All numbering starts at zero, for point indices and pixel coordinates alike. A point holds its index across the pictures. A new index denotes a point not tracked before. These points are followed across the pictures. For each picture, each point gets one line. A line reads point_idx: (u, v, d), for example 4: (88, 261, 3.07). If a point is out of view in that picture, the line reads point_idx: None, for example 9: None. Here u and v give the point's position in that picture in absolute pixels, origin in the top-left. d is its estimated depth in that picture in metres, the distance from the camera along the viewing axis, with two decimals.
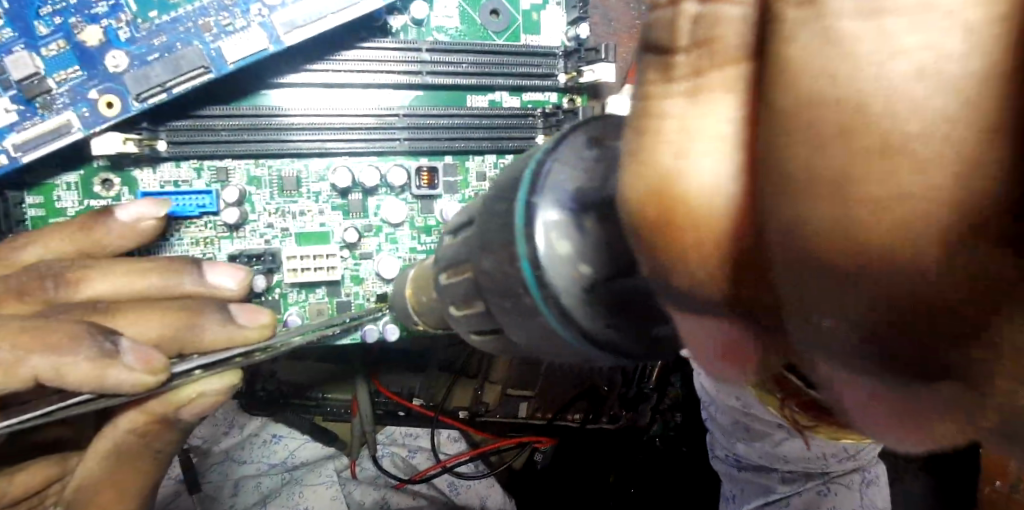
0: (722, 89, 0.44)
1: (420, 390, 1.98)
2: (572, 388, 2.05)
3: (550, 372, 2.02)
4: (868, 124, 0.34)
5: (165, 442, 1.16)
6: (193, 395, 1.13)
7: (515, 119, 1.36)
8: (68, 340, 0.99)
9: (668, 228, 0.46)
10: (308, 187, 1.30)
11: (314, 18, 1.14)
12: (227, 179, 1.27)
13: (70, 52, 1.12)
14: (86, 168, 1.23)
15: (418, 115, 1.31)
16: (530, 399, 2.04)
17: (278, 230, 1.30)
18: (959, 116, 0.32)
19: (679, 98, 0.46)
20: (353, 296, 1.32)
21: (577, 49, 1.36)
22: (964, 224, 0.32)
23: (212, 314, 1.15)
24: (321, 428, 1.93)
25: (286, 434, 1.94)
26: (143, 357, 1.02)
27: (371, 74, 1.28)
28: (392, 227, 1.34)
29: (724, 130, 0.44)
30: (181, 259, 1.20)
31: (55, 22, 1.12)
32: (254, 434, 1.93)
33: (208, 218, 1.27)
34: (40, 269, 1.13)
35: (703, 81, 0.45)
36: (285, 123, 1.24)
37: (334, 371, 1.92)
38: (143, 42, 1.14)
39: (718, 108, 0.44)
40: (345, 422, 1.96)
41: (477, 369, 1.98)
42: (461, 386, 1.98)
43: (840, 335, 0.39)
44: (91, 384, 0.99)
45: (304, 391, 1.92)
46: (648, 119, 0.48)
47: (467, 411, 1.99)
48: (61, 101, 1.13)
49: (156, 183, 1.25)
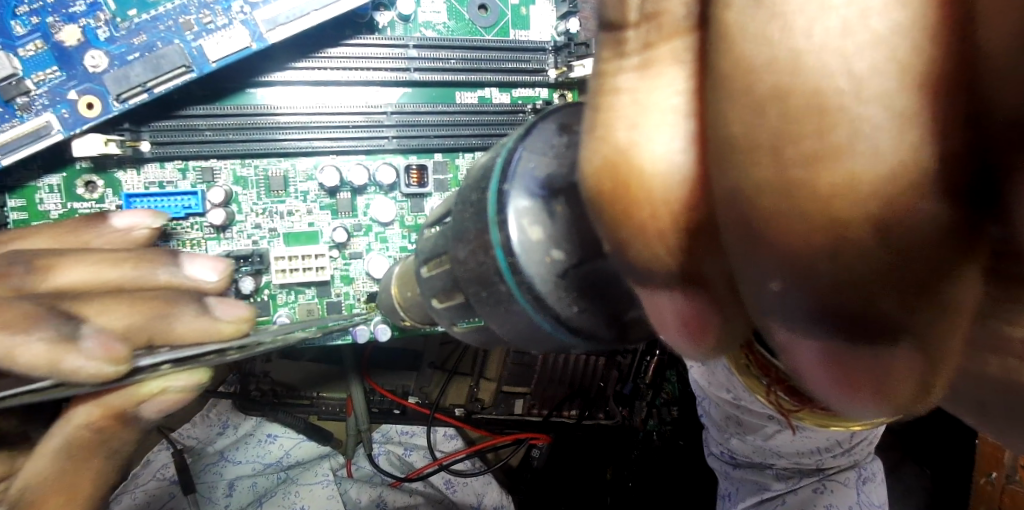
0: (671, 61, 0.43)
1: (415, 388, 1.97)
2: (565, 386, 2.05)
3: (545, 369, 2.00)
4: (809, 86, 0.33)
5: (123, 442, 1.07)
6: (156, 390, 1.05)
7: (503, 117, 1.34)
8: (26, 318, 0.92)
9: (623, 201, 0.45)
10: (296, 186, 1.28)
11: (296, 15, 1.12)
12: (212, 179, 1.25)
13: (49, 52, 1.10)
14: (68, 171, 1.21)
15: (406, 113, 1.29)
16: (525, 397, 2.02)
17: (266, 231, 1.29)
18: (896, 74, 0.32)
19: (631, 73, 0.44)
20: (343, 296, 1.31)
21: (567, 43, 1.33)
22: (906, 175, 0.32)
23: (187, 305, 1.07)
24: (315, 427, 1.91)
25: (281, 433, 1.92)
26: (104, 343, 0.92)
27: (359, 72, 1.26)
28: (381, 227, 1.32)
29: (675, 102, 0.43)
30: (156, 251, 1.14)
31: (32, 22, 1.09)
32: (248, 433, 1.91)
33: (194, 219, 1.26)
34: (7, 258, 1.04)
35: (653, 54, 0.44)
36: (275, 123, 1.23)
37: (326, 371, 1.92)
38: (122, 41, 1.12)
39: (668, 80, 0.43)
40: (339, 421, 1.96)
41: (472, 366, 1.96)
42: (456, 384, 1.96)
43: (789, 297, 0.38)
44: (42, 369, 0.90)
45: (297, 391, 1.92)
46: (602, 95, 0.46)
47: (463, 409, 1.97)
48: (40, 103, 1.11)
49: (140, 185, 1.23)
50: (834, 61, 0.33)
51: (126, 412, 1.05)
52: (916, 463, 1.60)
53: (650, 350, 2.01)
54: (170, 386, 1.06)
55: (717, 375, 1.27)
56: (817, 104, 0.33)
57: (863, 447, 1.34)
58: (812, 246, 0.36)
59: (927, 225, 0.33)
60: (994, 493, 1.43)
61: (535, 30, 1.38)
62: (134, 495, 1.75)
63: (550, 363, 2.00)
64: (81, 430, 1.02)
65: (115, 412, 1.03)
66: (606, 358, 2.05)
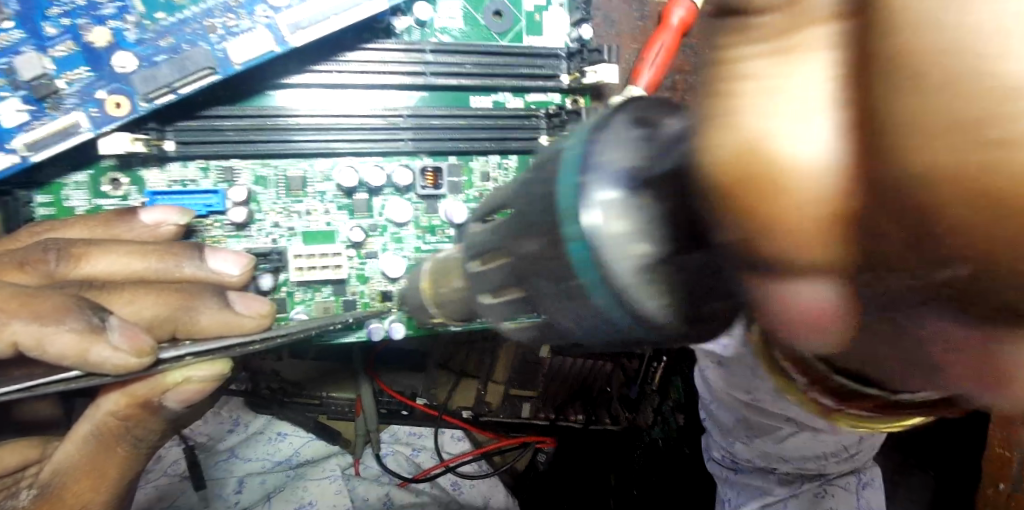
0: (816, 48, 0.30)
1: (423, 390, 2.02)
2: (568, 387, 2.08)
3: (551, 372, 2.07)
4: (881, 208, 0.27)
5: (146, 430, 1.11)
6: (180, 380, 1.07)
7: (517, 120, 1.37)
8: (55, 311, 0.99)
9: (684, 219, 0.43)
10: (314, 187, 1.31)
11: (321, 19, 1.10)
12: (233, 179, 1.27)
13: (78, 53, 1.06)
14: (94, 168, 1.22)
15: (424, 115, 1.32)
16: (532, 399, 2.07)
17: (285, 230, 1.31)
18: (951, 235, 0.26)
19: (753, 61, 0.33)
20: (358, 295, 1.34)
21: (580, 49, 1.38)
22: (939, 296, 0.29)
23: (209, 299, 1.13)
24: (321, 426, 1.94)
25: (290, 432, 1.96)
26: (128, 335, 0.99)
27: (378, 75, 1.29)
28: (397, 227, 1.35)
29: (815, 100, 0.29)
30: (181, 245, 1.19)
31: (63, 23, 1.06)
32: (258, 431, 1.95)
33: (215, 217, 1.28)
34: (43, 245, 1.13)
35: (791, 38, 0.31)
36: (294, 123, 1.26)
37: (331, 369, 1.94)
38: (150, 43, 1.08)
39: (807, 72, 0.30)
40: (347, 420, 1.98)
41: (478, 369, 2.04)
42: (463, 387, 2.03)
43: (823, 339, 0.38)
44: (74, 358, 0.98)
45: (302, 390, 1.93)
46: (719, 86, 0.34)
47: (470, 411, 2.03)
48: (69, 102, 1.07)
49: (163, 182, 1.24)
50: (903, 194, 0.26)
51: (151, 401, 1.08)
52: (919, 467, 1.58)
53: (656, 356, 2.01)
54: (193, 376, 1.08)
55: (735, 376, 1.27)
56: (901, 223, 0.27)
57: (866, 455, 1.35)
58: (839, 317, 0.36)
59: (959, 327, 0.31)
60: (999, 500, 1.38)
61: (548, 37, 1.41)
62: (146, 489, 1.79)
63: (552, 368, 2.05)
64: (107, 416, 1.09)
65: (140, 401, 1.07)
66: (608, 361, 2.09)
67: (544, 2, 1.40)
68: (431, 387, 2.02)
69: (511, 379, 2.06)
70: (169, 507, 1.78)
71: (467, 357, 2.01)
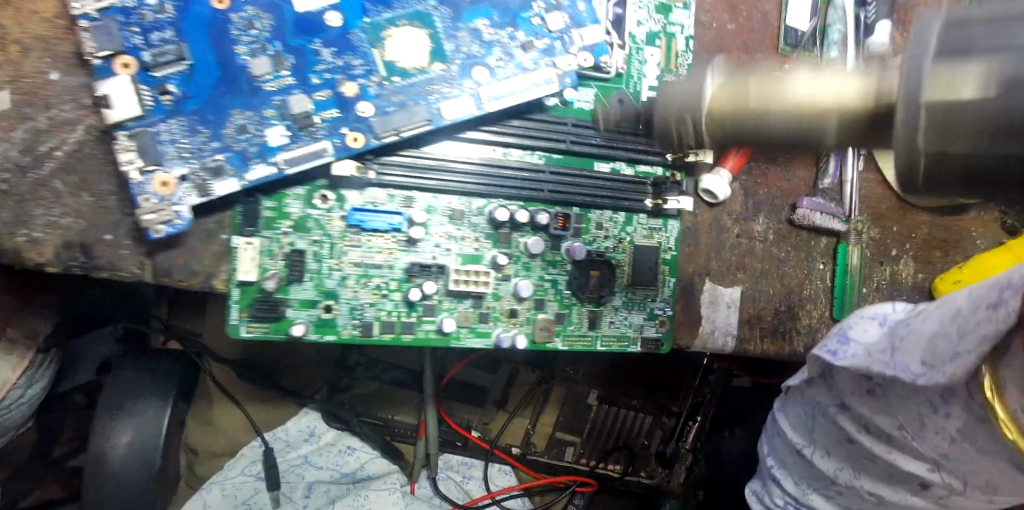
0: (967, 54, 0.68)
1: (477, 423, 2.32)
2: (613, 438, 2.38)
3: (596, 421, 2.36)
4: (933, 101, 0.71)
5: None
6: None
7: (629, 184, 1.75)
8: None
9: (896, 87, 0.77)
10: (471, 219, 1.65)
11: (512, 93, 1.49)
12: (412, 205, 1.61)
13: (333, 99, 1.44)
14: (310, 185, 1.55)
15: (561, 172, 1.69)
16: (575, 445, 2.36)
17: (444, 250, 1.64)
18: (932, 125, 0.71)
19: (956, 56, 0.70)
20: (491, 309, 1.68)
21: (684, 135, 1.77)
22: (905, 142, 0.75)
23: None
24: (390, 446, 2.23)
25: (358, 447, 2.24)
26: None
27: (532, 138, 1.66)
28: (528, 258, 1.70)
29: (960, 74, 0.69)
30: None
31: (324, 76, 1.43)
32: (330, 443, 2.23)
33: (393, 233, 1.60)
34: None
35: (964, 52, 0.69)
36: (466, 167, 1.63)
37: (405, 395, 2.29)
38: (386, 97, 1.45)
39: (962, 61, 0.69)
40: (409, 443, 2.27)
41: (530, 411, 2.35)
42: (514, 426, 2.34)
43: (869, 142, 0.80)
44: None
45: (373, 411, 2.26)
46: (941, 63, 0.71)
47: (518, 448, 2.33)
48: (320, 133, 1.43)
49: (360, 201, 1.58)
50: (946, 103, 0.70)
51: None
52: None
53: (693, 415, 2.39)
54: None
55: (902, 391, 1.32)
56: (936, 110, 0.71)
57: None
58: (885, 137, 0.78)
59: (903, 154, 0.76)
60: None
61: None
62: (224, 485, 2.07)
63: (600, 418, 2.35)
64: None
65: None
66: (652, 418, 2.39)
67: (657, 95, 1.79)
68: (484, 422, 2.33)
69: (559, 424, 2.35)
70: (243, 504, 2.06)
71: (527, 400, 2.34)
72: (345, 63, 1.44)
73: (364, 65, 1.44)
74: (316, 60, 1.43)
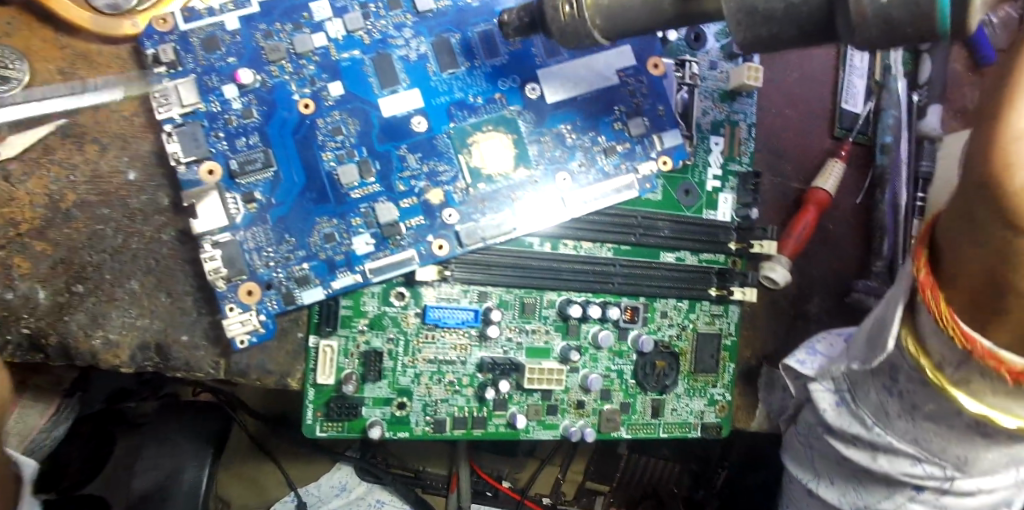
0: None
1: (508, 474, 2.19)
2: (643, 488, 2.26)
3: (627, 469, 2.23)
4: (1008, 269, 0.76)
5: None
6: None
7: (696, 274, 1.74)
8: None
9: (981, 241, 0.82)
10: (542, 312, 1.64)
11: (592, 200, 1.56)
12: (484, 300, 1.59)
13: (418, 206, 1.48)
14: (386, 283, 1.53)
15: (631, 265, 1.68)
16: (605, 495, 2.24)
17: (515, 343, 1.63)
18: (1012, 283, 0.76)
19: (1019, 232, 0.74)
20: (560, 401, 1.67)
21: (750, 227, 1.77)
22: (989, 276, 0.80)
23: None
24: (419, 499, 2.06)
25: (388, 501, 2.05)
26: None
27: (603, 233, 1.65)
28: (595, 349, 1.69)
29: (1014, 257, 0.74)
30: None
31: (410, 184, 1.48)
32: (360, 497, 2.02)
33: (465, 329, 1.58)
34: None
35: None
36: (540, 263, 1.60)
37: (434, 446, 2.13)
38: (470, 204, 1.50)
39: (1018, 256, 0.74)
40: (440, 496, 2.10)
41: (562, 460, 2.21)
42: (544, 475, 2.21)
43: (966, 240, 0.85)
44: None
45: (404, 463, 2.10)
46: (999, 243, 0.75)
47: (548, 499, 2.19)
48: (407, 241, 1.47)
49: (434, 298, 1.55)
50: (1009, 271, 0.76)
51: None
52: None
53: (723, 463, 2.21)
54: None
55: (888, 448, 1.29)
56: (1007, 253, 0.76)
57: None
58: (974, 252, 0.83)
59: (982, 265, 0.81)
60: None
61: (721, 212, 1.77)
62: None
63: (630, 466, 2.23)
64: None
65: None
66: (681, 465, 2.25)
67: (719, 184, 1.78)
68: (516, 471, 2.19)
69: (590, 472, 2.23)
70: None
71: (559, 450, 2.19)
72: (431, 171, 1.49)
73: (450, 173, 1.49)
74: (402, 167, 1.47)
